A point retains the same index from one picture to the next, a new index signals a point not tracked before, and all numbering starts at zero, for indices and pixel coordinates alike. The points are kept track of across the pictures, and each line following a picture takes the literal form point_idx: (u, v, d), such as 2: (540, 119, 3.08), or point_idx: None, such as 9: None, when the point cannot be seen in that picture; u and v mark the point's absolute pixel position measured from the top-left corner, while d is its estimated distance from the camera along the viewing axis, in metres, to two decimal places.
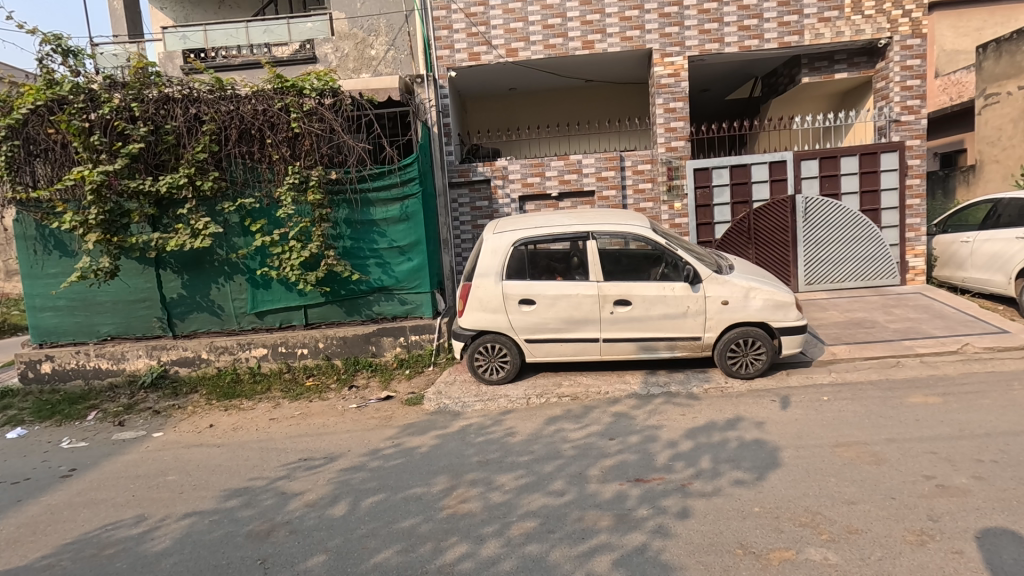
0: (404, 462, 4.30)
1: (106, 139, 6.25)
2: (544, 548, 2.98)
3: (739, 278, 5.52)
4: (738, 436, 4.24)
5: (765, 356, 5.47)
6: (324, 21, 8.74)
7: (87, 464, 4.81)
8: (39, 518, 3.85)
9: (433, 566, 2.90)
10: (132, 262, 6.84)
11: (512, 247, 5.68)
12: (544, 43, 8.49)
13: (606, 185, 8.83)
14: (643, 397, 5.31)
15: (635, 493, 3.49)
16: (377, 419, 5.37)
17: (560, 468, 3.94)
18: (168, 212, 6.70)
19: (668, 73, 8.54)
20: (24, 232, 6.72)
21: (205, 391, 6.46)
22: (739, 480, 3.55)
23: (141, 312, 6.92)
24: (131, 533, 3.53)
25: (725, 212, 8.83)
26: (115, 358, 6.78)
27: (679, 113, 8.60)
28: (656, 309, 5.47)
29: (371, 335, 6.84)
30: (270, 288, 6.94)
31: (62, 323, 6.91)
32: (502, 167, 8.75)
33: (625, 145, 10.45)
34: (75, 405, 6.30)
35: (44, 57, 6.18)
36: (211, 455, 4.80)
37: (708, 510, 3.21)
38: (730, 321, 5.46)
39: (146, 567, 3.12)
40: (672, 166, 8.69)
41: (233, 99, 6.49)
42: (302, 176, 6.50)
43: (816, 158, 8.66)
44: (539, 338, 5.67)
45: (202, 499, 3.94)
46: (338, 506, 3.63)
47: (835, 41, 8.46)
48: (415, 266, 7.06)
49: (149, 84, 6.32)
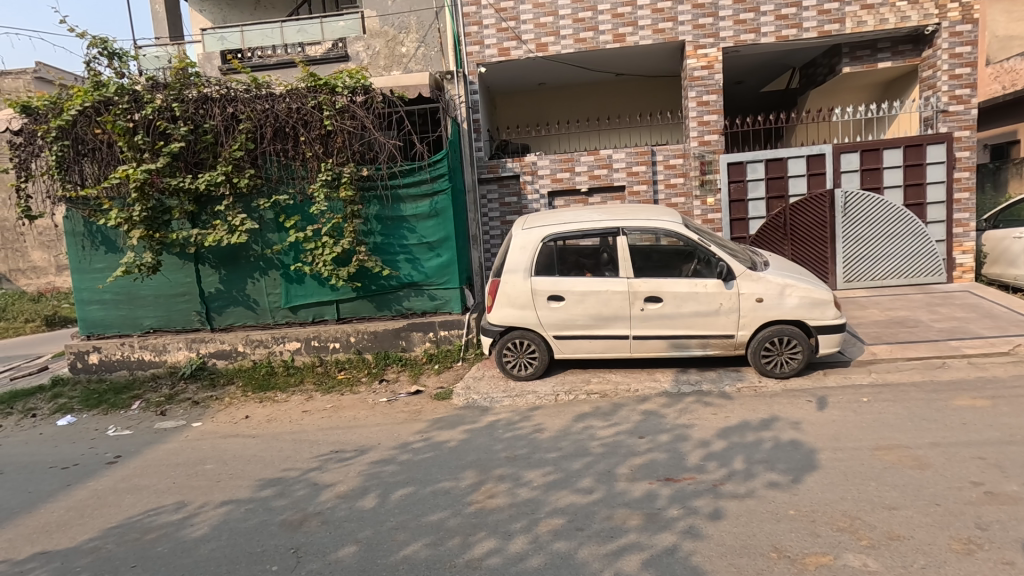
0: (433, 456, 4.34)
1: (149, 138, 6.47)
2: (572, 546, 2.96)
3: (775, 275, 5.37)
4: (773, 436, 4.14)
5: (801, 355, 5.32)
6: (356, 19, 8.85)
7: (131, 451, 5.01)
8: (87, 502, 4.03)
9: (461, 560, 2.92)
10: (173, 257, 7.07)
11: (541, 243, 5.65)
12: (575, 36, 8.41)
13: (637, 180, 8.69)
14: (673, 395, 5.23)
15: (666, 492, 3.44)
16: (407, 412, 5.44)
17: (589, 465, 3.92)
18: (206, 209, 6.89)
19: (701, 66, 8.37)
20: (73, 229, 7.03)
21: (241, 382, 6.64)
22: (774, 482, 3.46)
23: (180, 306, 7.15)
24: (172, 518, 3.66)
25: (760, 207, 8.61)
26: (157, 350, 7.03)
27: (712, 106, 8.40)
28: (687, 306, 5.37)
29: (401, 330, 6.92)
30: (303, 283, 7.07)
31: (108, 315, 7.19)
32: (532, 162, 8.72)
33: (656, 139, 10.25)
34: (120, 395, 6.56)
35: (92, 60, 6.42)
36: (247, 445, 4.94)
37: (740, 512, 3.15)
38: (765, 319, 5.32)
39: (186, 552, 3.23)
40: (705, 160, 8.52)
41: (268, 97, 6.62)
42: (334, 173, 6.61)
43: (856, 151, 8.36)
44: (568, 335, 5.63)
45: (238, 488, 4.06)
46: (369, 498, 3.69)
47: (878, 29, 8.15)
48: (444, 262, 7.09)
49: (189, 84, 6.51)
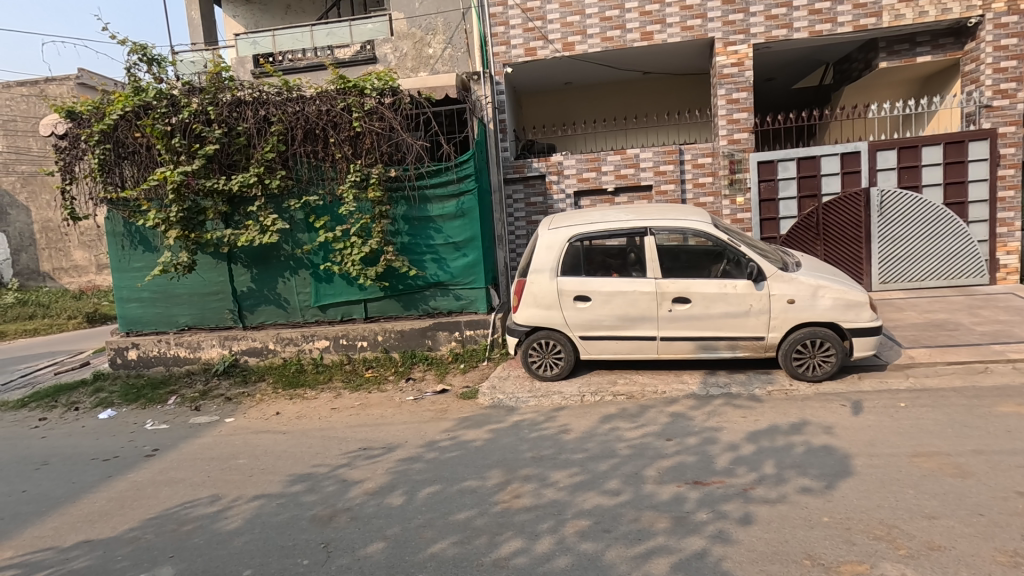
0: (460, 455, 4.37)
1: (185, 141, 6.65)
2: (599, 548, 2.95)
3: (807, 276, 5.26)
4: (805, 441, 4.05)
5: (835, 358, 5.18)
6: (384, 22, 8.97)
7: (168, 445, 5.16)
8: (126, 493, 4.17)
9: (488, 559, 2.93)
10: (208, 257, 7.27)
11: (568, 243, 5.64)
12: (602, 36, 8.35)
13: (664, 179, 8.58)
14: (702, 398, 5.16)
15: (694, 496, 3.39)
16: (433, 411, 5.48)
17: (616, 467, 3.89)
18: (239, 209, 7.05)
19: (731, 63, 8.22)
20: (114, 229, 7.28)
21: (272, 379, 6.78)
22: (807, 488, 3.38)
23: (214, 304, 7.34)
24: (207, 511, 3.76)
25: (791, 207, 8.42)
26: (192, 347, 7.23)
27: (742, 104, 8.25)
28: (716, 307, 5.29)
29: (428, 329, 6.99)
30: (332, 282, 7.19)
31: (146, 313, 7.43)
32: (558, 162, 8.69)
33: (684, 138, 10.12)
34: (157, 390, 6.77)
35: (132, 66, 6.64)
36: (278, 441, 5.05)
37: (772, 517, 3.09)
38: (797, 321, 5.21)
39: (220, 544, 3.32)
40: (734, 159, 8.37)
41: (299, 100, 6.75)
42: (363, 174, 6.71)
43: (893, 148, 8.11)
44: (595, 335, 5.60)
45: (269, 483, 4.15)
46: (397, 496, 3.73)
47: (918, 22, 7.88)
48: (470, 262, 7.13)
49: (224, 88, 6.67)
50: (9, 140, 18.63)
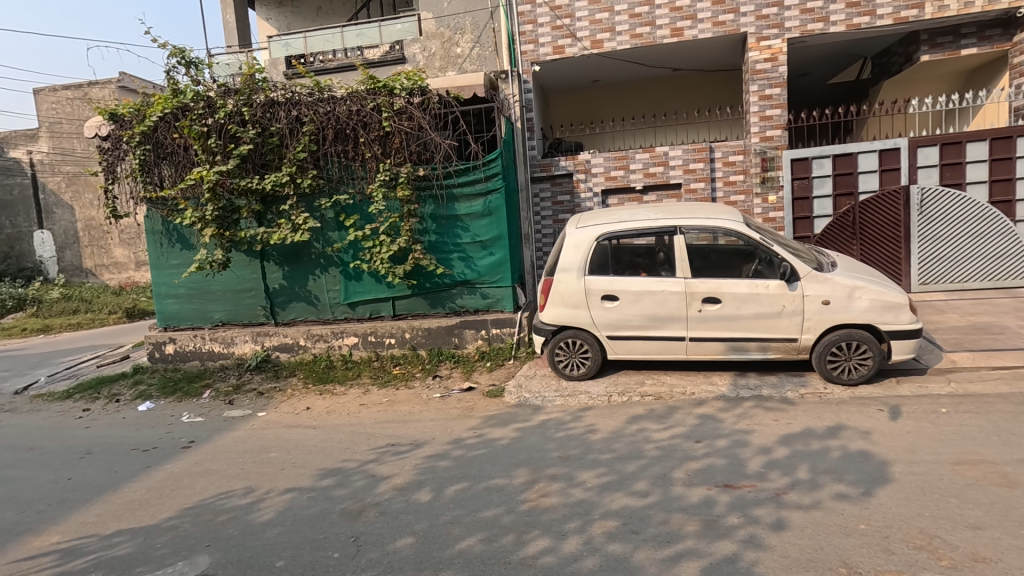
0: (486, 453, 4.38)
1: (221, 141, 6.83)
2: (627, 549, 2.92)
3: (843, 276, 5.12)
4: (841, 446, 3.94)
5: (871, 361, 5.03)
6: (413, 22, 9.08)
7: (203, 438, 5.31)
8: (164, 483, 4.31)
9: (516, 557, 2.94)
10: (241, 255, 7.44)
11: (596, 242, 5.60)
12: (631, 32, 8.26)
13: (694, 177, 8.44)
14: (731, 400, 5.07)
15: (725, 499, 3.33)
16: (460, 409, 5.52)
17: (643, 468, 3.85)
18: (272, 208, 7.19)
19: (764, 58, 8.05)
20: (153, 227, 7.52)
21: (303, 374, 6.92)
22: (842, 494, 3.29)
23: (248, 301, 7.52)
24: (241, 502, 3.86)
25: (826, 205, 8.20)
26: (226, 342, 7.42)
27: (775, 100, 8.07)
28: (747, 307, 5.18)
29: (454, 328, 7.03)
30: (361, 280, 7.29)
31: (182, 309, 7.65)
32: (585, 160, 8.63)
33: (715, 135, 9.96)
34: (193, 383, 6.97)
35: (171, 69, 6.84)
36: (309, 435, 5.15)
37: (806, 524, 3.01)
38: (831, 323, 5.07)
39: (254, 535, 3.40)
40: (767, 156, 8.19)
41: (330, 100, 6.86)
42: (392, 174, 6.78)
43: (935, 144, 7.83)
44: (622, 335, 5.55)
45: (300, 476, 4.23)
46: (424, 492, 3.77)
47: (963, 13, 7.61)
48: (497, 261, 7.14)
49: (257, 89, 6.82)
50: (56, 142, 19.46)
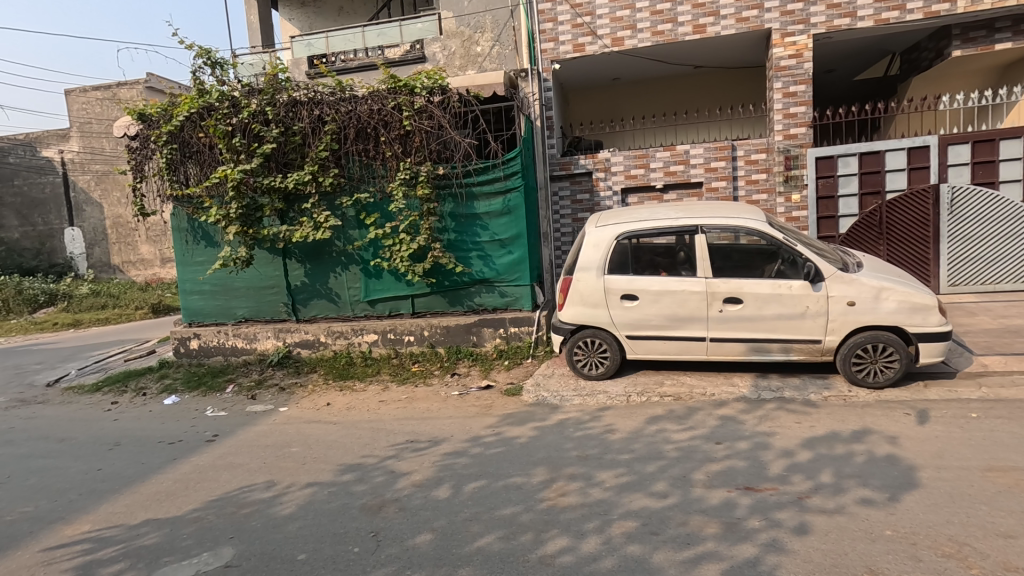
0: (504, 451, 4.39)
1: (245, 141, 6.94)
2: (646, 550, 2.91)
3: (869, 277, 5.01)
4: (866, 450, 3.86)
5: (898, 364, 4.92)
6: (433, 21, 9.17)
7: (226, 432, 5.41)
8: (189, 475, 4.41)
9: (534, 555, 2.94)
10: (264, 252, 7.55)
11: (615, 241, 5.57)
12: (652, 30, 8.19)
13: (715, 176, 8.34)
14: (753, 401, 5.00)
15: (746, 502, 3.30)
16: (478, 407, 5.54)
17: (663, 469, 3.82)
18: (294, 206, 7.28)
19: (789, 54, 7.91)
20: (179, 225, 7.68)
21: (323, 371, 7.01)
22: (867, 499, 3.23)
23: (270, 298, 7.64)
24: (263, 496, 3.92)
25: (852, 204, 8.01)
26: (249, 338, 7.55)
27: (800, 97, 7.93)
28: (770, 308, 5.11)
29: (472, 326, 7.05)
30: (381, 278, 7.36)
31: (206, 305, 7.80)
32: (605, 159, 8.58)
33: (738, 133, 9.86)
34: (217, 378, 7.11)
35: (198, 69, 6.97)
36: (329, 431, 5.21)
37: (829, 528, 2.96)
38: (857, 324, 4.97)
39: (276, 528, 3.45)
40: (791, 155, 8.06)
41: (351, 100, 6.93)
42: (412, 172, 6.83)
43: (967, 142, 7.62)
44: (641, 335, 5.51)
45: (321, 471, 4.29)
46: (443, 489, 3.79)
47: (997, 6, 7.43)
48: (516, 259, 7.14)
49: (280, 89, 6.92)
50: (86, 141, 19.98)
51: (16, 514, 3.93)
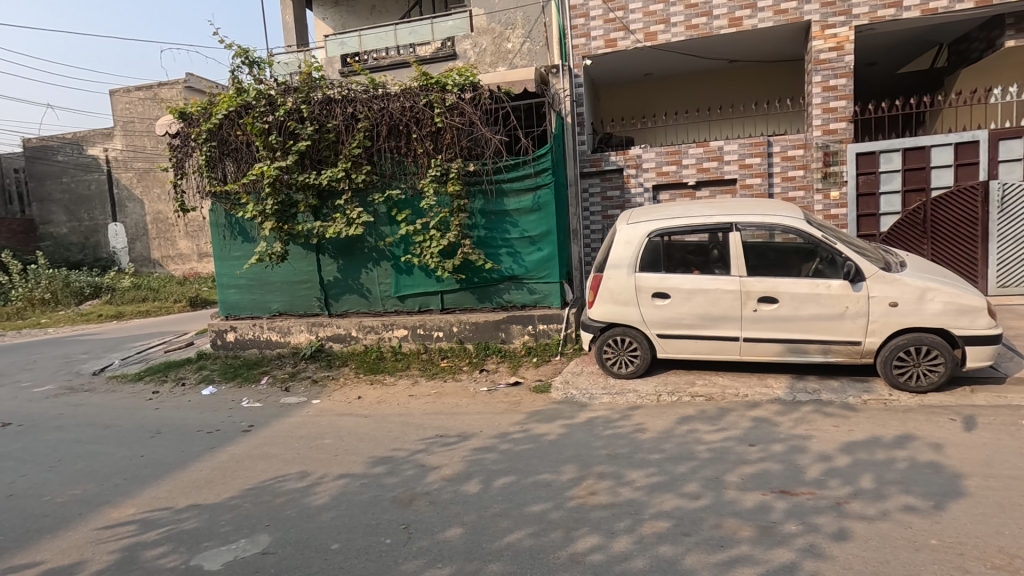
0: (533, 448, 4.39)
1: (281, 138, 7.08)
2: (678, 551, 2.87)
3: (913, 277, 4.84)
4: (908, 456, 3.73)
5: (943, 368, 4.74)
6: (464, 18, 9.21)
7: (261, 422, 5.55)
8: (227, 464, 4.53)
9: (564, 553, 2.93)
10: (299, 247, 7.70)
11: (646, 239, 5.51)
12: (686, 24, 8.04)
13: (750, 173, 8.16)
14: (788, 403, 4.89)
15: (781, 506, 3.22)
16: (507, 403, 5.55)
17: (695, 470, 3.77)
18: (327, 203, 7.40)
19: (829, 47, 7.68)
20: (217, 220, 7.90)
21: (354, 364, 7.12)
22: (910, 506, 3.12)
23: (303, 292, 7.79)
24: (298, 485, 4.01)
25: (894, 201, 7.73)
26: (282, 331, 7.71)
27: (840, 91, 7.69)
28: (807, 308, 4.98)
29: (501, 323, 7.07)
30: (412, 274, 7.43)
31: (242, 299, 8.00)
32: (636, 155, 8.47)
33: (774, 129, 9.63)
34: (252, 370, 7.30)
35: (236, 69, 7.14)
36: (360, 424, 5.30)
37: (870, 535, 2.88)
38: (899, 325, 4.80)
39: (310, 517, 3.53)
40: (830, 151, 7.83)
41: (384, 97, 7.01)
42: (443, 169, 6.87)
43: (1019, 137, 7.29)
44: (672, 334, 5.44)
45: (353, 463, 4.36)
46: (472, 484, 3.81)
47: None
48: (546, 256, 7.12)
49: (315, 87, 7.04)
50: (129, 139, 20.68)
51: (66, 496, 4.11)
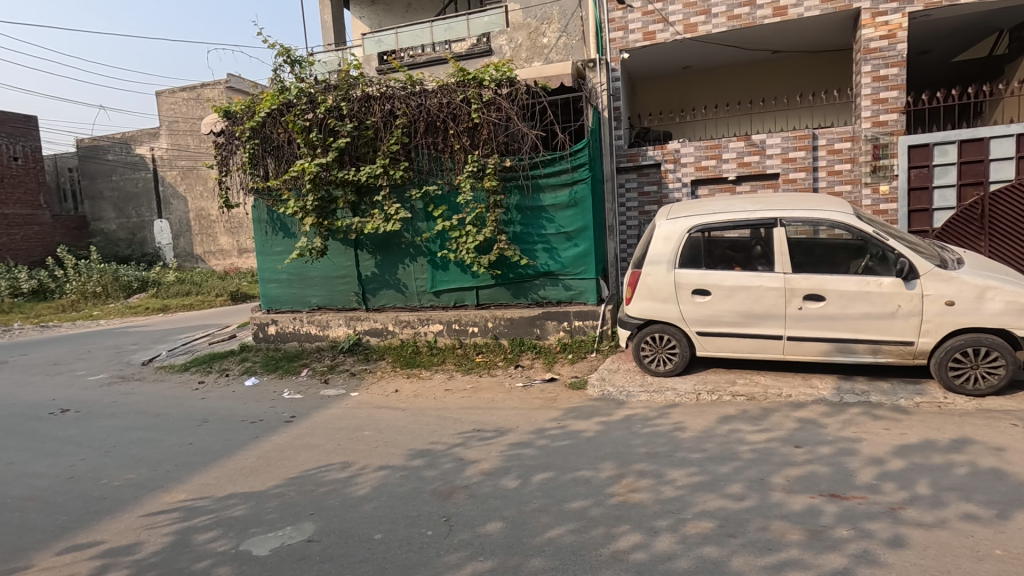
0: (571, 444, 4.37)
1: (321, 135, 7.21)
2: (724, 552, 2.81)
3: (972, 274, 4.61)
4: (968, 462, 3.57)
5: (1003, 371, 4.51)
6: (499, 14, 9.23)
7: (303, 414, 5.67)
8: (271, 453, 4.66)
9: (607, 550, 2.90)
10: (338, 243, 7.85)
11: (687, 235, 5.40)
12: (728, 14, 7.84)
13: (793, 167, 7.94)
14: (835, 405, 4.73)
15: (832, 510, 3.12)
16: (543, 399, 5.54)
17: (738, 471, 3.69)
18: (365, 199, 7.50)
19: (880, 35, 7.38)
20: (259, 217, 8.12)
21: (391, 358, 7.22)
22: (971, 515, 2.98)
23: (341, 287, 7.93)
24: (339, 476, 4.09)
25: (948, 195, 7.40)
26: (321, 325, 7.87)
27: (891, 81, 7.38)
28: (855, 306, 4.81)
29: (537, 319, 7.04)
30: (447, 270, 7.48)
31: (283, 293, 8.20)
32: (675, 150, 8.31)
33: (819, 121, 9.33)
34: (292, 362, 7.47)
35: (278, 68, 7.30)
36: (399, 417, 5.37)
37: (928, 543, 2.76)
38: (956, 326, 4.59)
39: (351, 507, 3.59)
40: (879, 143, 7.53)
41: (421, 94, 7.06)
42: (479, 165, 6.88)
43: None
44: (713, 332, 5.32)
45: (393, 455, 4.42)
46: (511, 479, 3.82)
47: None
48: (582, 252, 7.06)
49: (354, 85, 7.14)
50: (174, 139, 21.41)
51: (121, 480, 4.29)
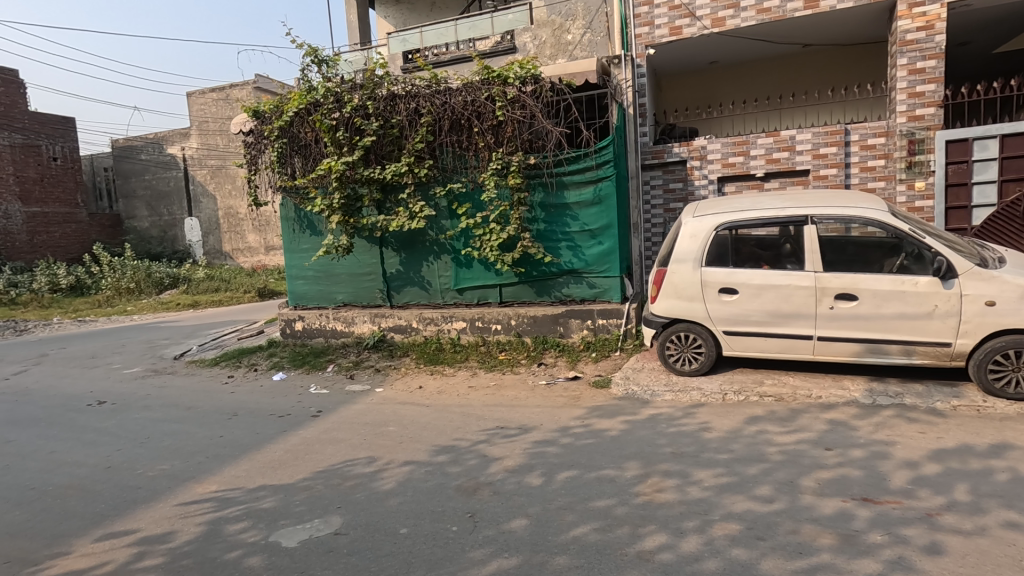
0: (595, 443, 4.34)
1: (347, 134, 7.30)
2: (753, 555, 2.76)
3: (1014, 274, 4.45)
4: (1009, 467, 3.44)
5: None
6: (524, 11, 9.24)
7: (329, 409, 5.76)
8: (298, 447, 4.74)
9: (632, 550, 2.88)
10: (363, 241, 7.94)
11: (714, 232, 5.32)
12: (757, 8, 7.70)
13: (824, 163, 7.75)
14: (867, 407, 4.62)
15: (865, 514, 3.05)
16: (566, 397, 5.53)
17: (767, 472, 3.62)
18: (390, 197, 7.57)
19: (917, 26, 7.17)
20: (287, 214, 8.25)
21: (415, 355, 7.28)
22: (1013, 523, 2.88)
23: (367, 284, 8.03)
24: (365, 470, 4.14)
25: (988, 192, 7.17)
26: (347, 322, 7.98)
27: (928, 74, 7.15)
28: (889, 306, 4.69)
29: (560, 317, 7.02)
30: (471, 267, 7.51)
31: (309, 289, 8.33)
32: (701, 146, 8.18)
33: (851, 117, 9.11)
34: (318, 358, 7.59)
35: (306, 68, 7.41)
36: (423, 413, 5.41)
37: (967, 551, 2.67)
38: (996, 327, 4.43)
39: (377, 501, 3.63)
40: (915, 138, 7.31)
41: (446, 92, 7.08)
42: (504, 162, 6.88)
43: None
44: (740, 331, 5.23)
45: (417, 451, 4.46)
46: (535, 476, 3.82)
47: None
48: (606, 250, 7.02)
49: (380, 84, 7.20)
50: (204, 139, 21.91)
51: (156, 470, 4.42)
